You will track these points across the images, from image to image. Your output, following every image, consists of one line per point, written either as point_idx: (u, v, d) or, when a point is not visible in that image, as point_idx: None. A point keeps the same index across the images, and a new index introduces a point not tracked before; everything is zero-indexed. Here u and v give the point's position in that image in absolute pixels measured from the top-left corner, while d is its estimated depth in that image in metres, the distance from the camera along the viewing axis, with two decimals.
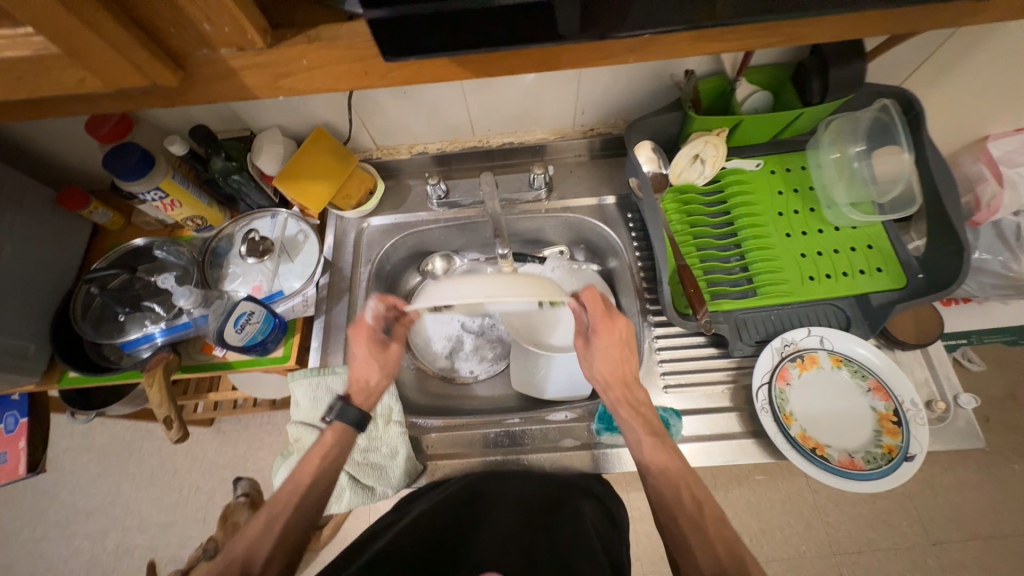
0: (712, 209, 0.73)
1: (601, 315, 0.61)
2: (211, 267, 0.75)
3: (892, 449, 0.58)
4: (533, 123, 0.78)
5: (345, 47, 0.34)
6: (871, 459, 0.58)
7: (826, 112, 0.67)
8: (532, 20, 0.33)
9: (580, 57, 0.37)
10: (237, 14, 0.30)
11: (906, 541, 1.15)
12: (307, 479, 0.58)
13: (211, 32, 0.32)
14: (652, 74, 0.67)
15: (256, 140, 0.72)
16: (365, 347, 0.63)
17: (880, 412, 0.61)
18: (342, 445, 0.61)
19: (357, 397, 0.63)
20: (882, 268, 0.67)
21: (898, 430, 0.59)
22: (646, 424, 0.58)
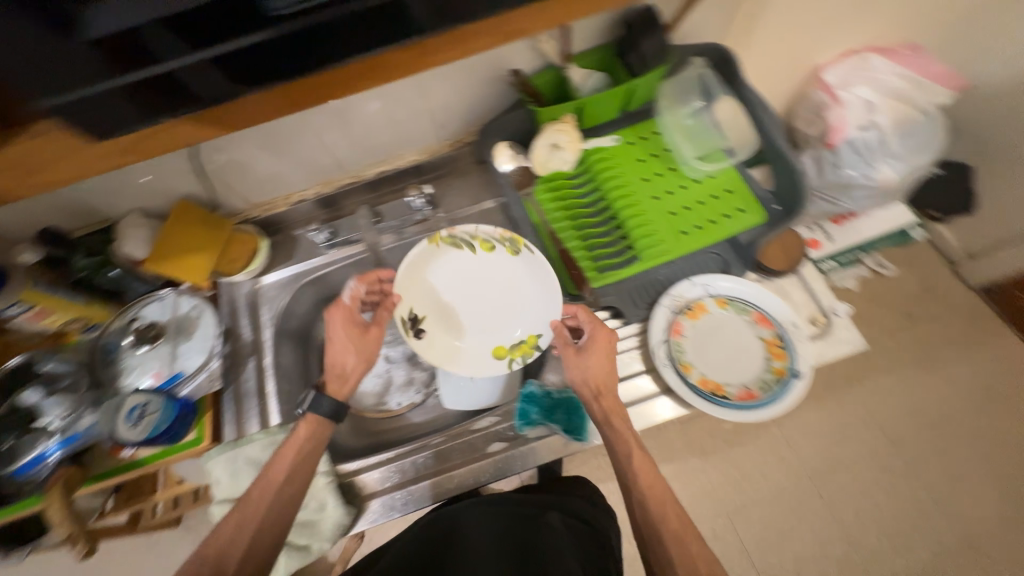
0: (584, 190, 0.76)
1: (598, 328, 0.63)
2: (103, 365, 0.73)
3: (781, 372, 0.65)
4: (400, 148, 0.80)
5: None
6: (766, 385, 0.64)
7: (657, 79, 0.71)
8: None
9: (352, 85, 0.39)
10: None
11: (869, 448, 1.22)
12: (276, 481, 0.57)
13: None
14: (489, 80, 0.70)
15: (117, 228, 0.70)
16: (342, 333, 0.63)
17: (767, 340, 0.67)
18: (316, 437, 0.61)
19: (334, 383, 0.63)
20: (743, 207, 0.72)
21: (784, 353, 0.66)
22: (627, 437, 0.59)
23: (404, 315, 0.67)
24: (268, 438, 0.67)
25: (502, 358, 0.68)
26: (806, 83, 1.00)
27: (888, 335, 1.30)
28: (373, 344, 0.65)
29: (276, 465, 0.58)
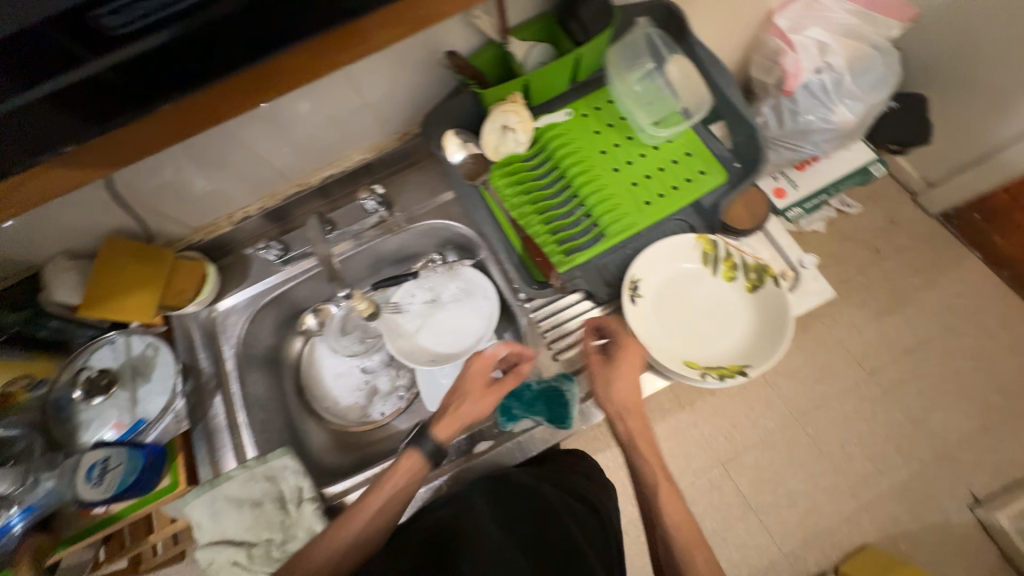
0: (541, 171, 0.73)
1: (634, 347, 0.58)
2: (56, 422, 0.68)
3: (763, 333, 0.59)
4: (344, 147, 0.74)
5: None
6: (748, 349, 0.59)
7: (602, 46, 0.67)
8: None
9: None
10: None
11: (851, 381, 1.22)
12: (377, 508, 0.57)
13: None
14: (424, 64, 0.65)
15: (43, 277, 0.64)
16: (484, 380, 0.63)
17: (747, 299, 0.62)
18: (420, 469, 0.60)
19: (441, 430, 0.61)
20: (705, 169, 0.70)
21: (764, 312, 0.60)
22: (663, 468, 0.57)
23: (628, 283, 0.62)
24: (247, 473, 0.63)
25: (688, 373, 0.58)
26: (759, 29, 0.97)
27: (863, 271, 1.31)
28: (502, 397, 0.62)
29: (441, 427, 0.61)
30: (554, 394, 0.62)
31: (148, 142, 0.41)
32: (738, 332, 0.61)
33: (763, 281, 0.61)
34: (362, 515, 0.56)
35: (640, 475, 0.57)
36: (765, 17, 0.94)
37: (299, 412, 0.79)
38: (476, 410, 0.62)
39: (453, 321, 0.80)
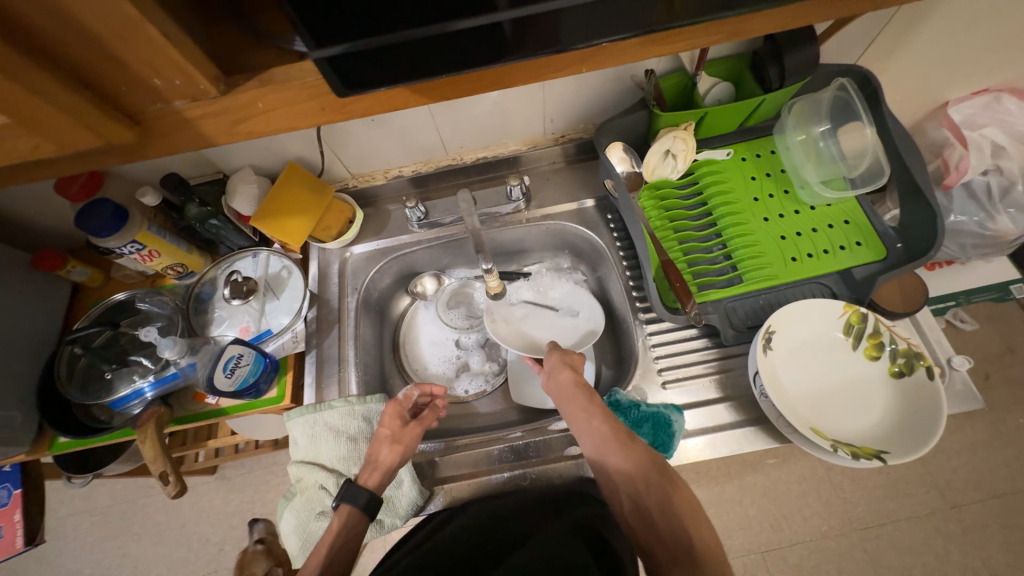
0: (688, 202, 0.73)
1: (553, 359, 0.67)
2: (195, 313, 0.75)
3: (905, 421, 0.57)
4: (505, 135, 0.79)
5: (298, 86, 0.34)
6: (884, 433, 0.57)
7: (787, 96, 0.68)
8: (462, 42, 0.33)
9: (530, 72, 0.37)
10: (184, 64, 0.30)
11: (925, 507, 1.02)
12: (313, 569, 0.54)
13: (163, 86, 0.32)
14: (615, 78, 0.68)
15: (229, 182, 0.72)
16: (392, 427, 0.63)
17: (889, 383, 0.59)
18: (359, 522, 0.58)
19: (363, 474, 0.60)
20: (862, 241, 0.67)
21: (909, 399, 0.57)
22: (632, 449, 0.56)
23: (764, 332, 0.61)
24: (348, 408, 0.67)
25: (818, 440, 0.56)
26: (927, 117, 0.93)
27: None
28: (415, 440, 0.62)
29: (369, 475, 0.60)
30: (664, 422, 0.61)
31: (289, 116, 0.36)
32: (874, 414, 0.58)
33: (915, 368, 0.58)
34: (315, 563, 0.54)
35: (613, 475, 0.56)
36: (939, 107, 0.90)
37: (390, 367, 0.82)
38: (393, 455, 0.61)
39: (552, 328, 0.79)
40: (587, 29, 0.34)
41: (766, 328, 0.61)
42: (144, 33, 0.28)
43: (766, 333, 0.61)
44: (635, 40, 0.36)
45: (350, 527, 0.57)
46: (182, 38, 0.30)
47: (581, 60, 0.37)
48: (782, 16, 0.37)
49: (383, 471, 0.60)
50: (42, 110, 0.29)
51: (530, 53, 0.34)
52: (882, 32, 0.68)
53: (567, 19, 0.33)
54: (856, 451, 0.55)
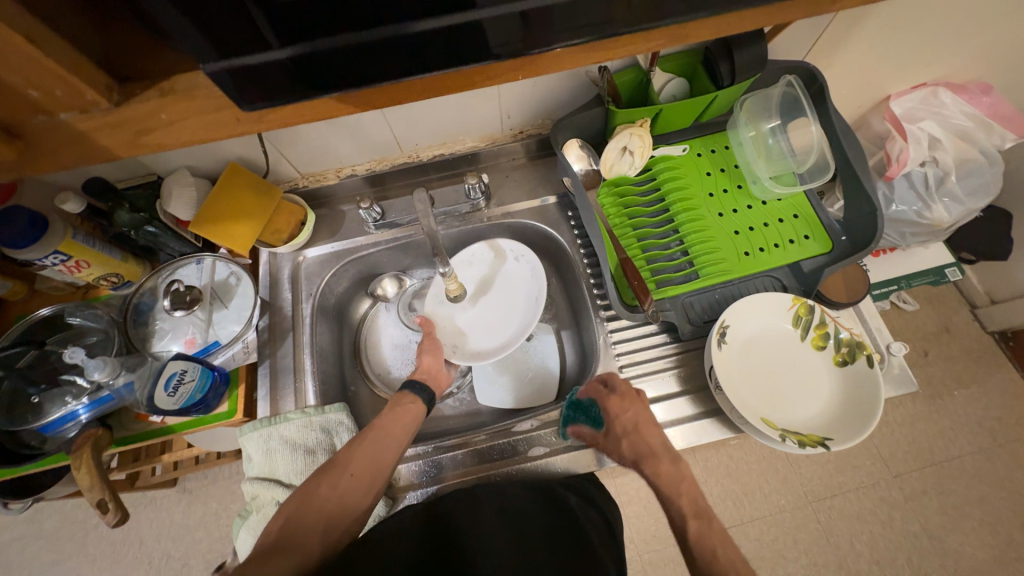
0: (646, 198, 0.73)
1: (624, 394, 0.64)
2: (134, 326, 0.69)
3: (850, 409, 0.59)
4: (462, 132, 0.77)
5: (204, 95, 0.33)
6: (832, 422, 0.59)
7: (738, 92, 0.68)
8: (388, 51, 0.32)
9: (462, 80, 0.36)
10: (61, 71, 0.28)
11: (871, 478, 1.09)
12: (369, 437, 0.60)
13: (42, 97, 0.29)
14: (571, 75, 0.67)
15: (163, 184, 0.66)
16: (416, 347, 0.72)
17: (835, 372, 0.62)
18: (412, 411, 0.64)
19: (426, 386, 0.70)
20: (809, 235, 0.70)
21: (855, 388, 0.60)
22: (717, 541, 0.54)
23: (719, 328, 0.62)
24: (305, 420, 0.65)
25: (771, 431, 0.58)
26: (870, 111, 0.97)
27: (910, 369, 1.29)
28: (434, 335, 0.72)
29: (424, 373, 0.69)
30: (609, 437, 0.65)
31: (197, 129, 0.34)
32: (821, 402, 0.61)
33: (856, 357, 0.61)
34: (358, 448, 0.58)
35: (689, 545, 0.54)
36: (882, 100, 0.94)
37: (350, 372, 0.81)
38: (434, 362, 0.70)
39: (493, 327, 0.76)
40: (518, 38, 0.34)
41: (720, 323, 0.62)
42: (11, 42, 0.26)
43: (721, 328, 0.63)
44: (565, 50, 0.36)
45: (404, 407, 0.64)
46: (56, 44, 0.28)
47: (514, 67, 0.37)
48: (704, 29, 0.38)
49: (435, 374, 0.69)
50: None
51: (462, 63, 0.34)
52: (825, 30, 0.69)
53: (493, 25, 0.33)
54: (806, 440, 0.57)
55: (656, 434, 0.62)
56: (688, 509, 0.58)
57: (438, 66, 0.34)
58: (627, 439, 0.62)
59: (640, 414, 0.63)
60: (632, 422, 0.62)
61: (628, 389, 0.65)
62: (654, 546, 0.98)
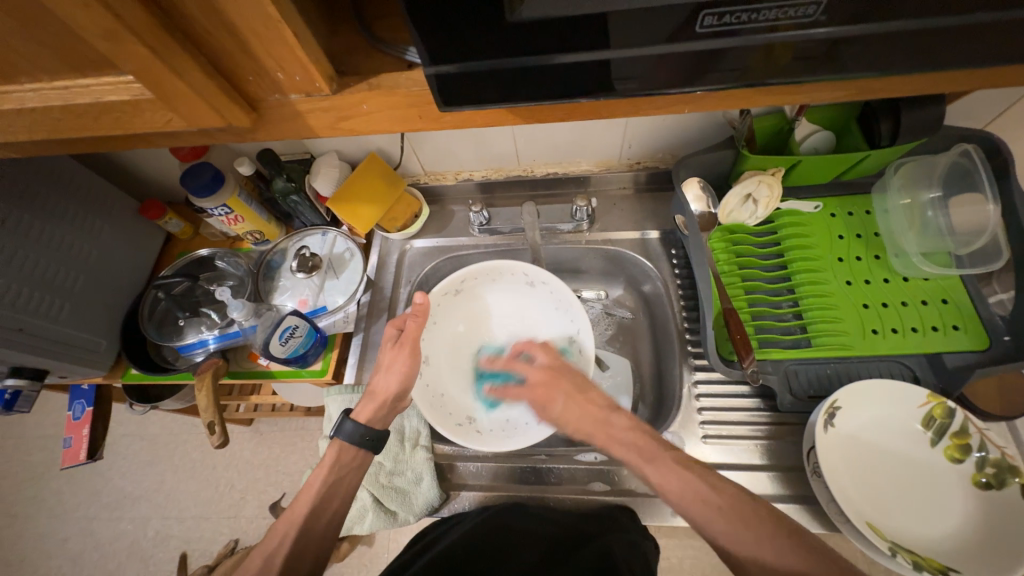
0: (763, 250, 0.69)
1: (548, 366, 0.64)
2: (264, 279, 0.79)
3: (991, 543, 0.49)
4: (578, 155, 0.78)
5: (402, 94, 0.37)
6: (960, 553, 0.50)
7: (899, 154, 0.61)
8: (568, 74, 0.34)
9: (621, 105, 0.38)
10: (308, 64, 0.34)
11: None
12: (302, 514, 0.55)
13: (284, 81, 0.36)
14: (706, 112, 0.66)
15: (315, 163, 0.76)
16: (389, 353, 0.62)
17: (975, 495, 0.52)
18: (356, 458, 0.59)
19: (363, 411, 0.60)
20: (959, 326, 0.60)
21: (1002, 519, 0.50)
22: (717, 497, 0.47)
23: (827, 405, 0.55)
24: None
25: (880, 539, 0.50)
26: None
27: None
28: (413, 360, 0.61)
29: (363, 410, 0.60)
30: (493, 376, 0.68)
31: (389, 121, 0.39)
32: (945, 525, 0.52)
33: (1005, 484, 0.51)
34: (302, 509, 0.55)
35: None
36: None
37: None
38: (391, 387, 0.60)
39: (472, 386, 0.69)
40: (693, 77, 0.34)
41: (829, 401, 0.55)
42: (284, 39, 0.32)
43: (830, 407, 0.55)
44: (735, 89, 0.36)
45: (346, 465, 0.58)
46: (309, 39, 0.34)
47: (671, 99, 0.38)
48: (892, 86, 0.37)
49: (381, 403, 0.60)
50: (182, 93, 0.33)
51: (635, 91, 0.36)
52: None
53: (669, 61, 0.34)
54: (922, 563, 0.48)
55: (592, 401, 0.59)
56: (639, 456, 0.53)
57: (608, 91, 0.36)
58: (563, 421, 0.60)
59: (567, 392, 0.61)
60: (557, 404, 0.61)
61: (540, 374, 0.64)
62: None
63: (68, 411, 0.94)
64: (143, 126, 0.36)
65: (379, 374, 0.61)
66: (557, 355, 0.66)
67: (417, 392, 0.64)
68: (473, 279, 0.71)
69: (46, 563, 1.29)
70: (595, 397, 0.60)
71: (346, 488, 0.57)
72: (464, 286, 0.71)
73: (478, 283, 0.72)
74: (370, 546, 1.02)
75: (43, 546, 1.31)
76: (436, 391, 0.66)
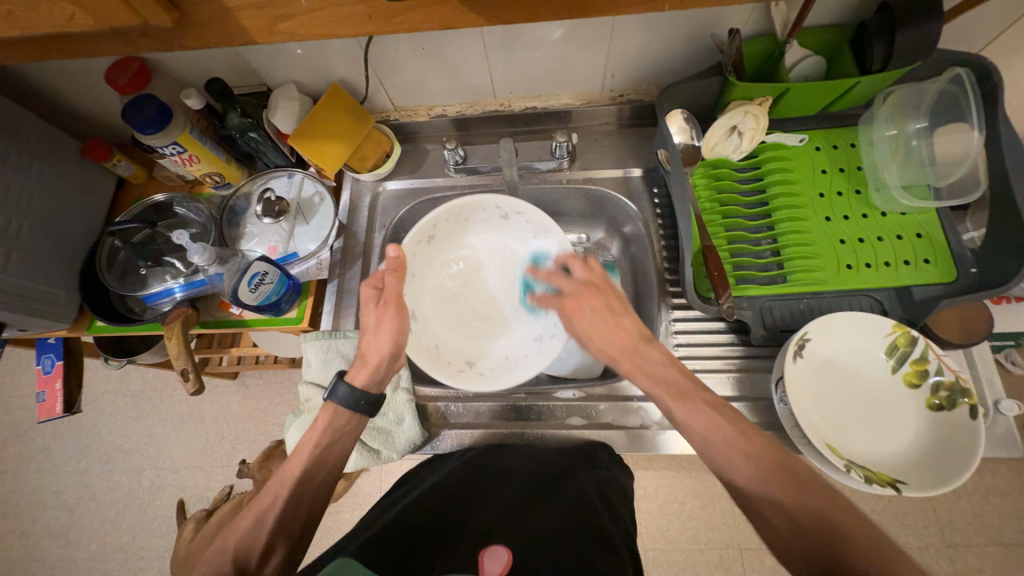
0: (745, 187, 0.67)
1: (592, 280, 0.61)
2: (228, 225, 0.75)
3: (937, 459, 0.53)
4: (559, 86, 0.73)
5: None
6: (909, 469, 0.53)
7: (889, 81, 0.59)
8: None
9: (589, 5, 0.35)
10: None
11: None
12: (293, 476, 0.55)
13: None
14: (693, 34, 0.61)
15: (271, 96, 0.70)
16: (373, 314, 0.60)
17: (927, 417, 0.55)
18: (347, 423, 0.59)
19: (357, 374, 0.59)
20: (930, 259, 0.61)
21: (950, 437, 0.53)
22: (746, 442, 0.46)
23: (797, 338, 0.57)
24: None
25: (836, 458, 0.54)
26: None
27: None
28: (401, 318, 0.59)
29: (357, 375, 0.59)
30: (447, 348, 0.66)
31: (330, 21, 0.35)
32: (898, 444, 0.55)
33: (957, 404, 0.53)
34: (293, 469, 0.55)
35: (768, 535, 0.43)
36: None
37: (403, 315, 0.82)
38: (381, 348, 0.59)
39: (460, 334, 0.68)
40: None
41: (799, 334, 0.57)
42: None
43: (799, 340, 0.57)
44: None
45: (339, 429, 0.58)
46: None
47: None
48: None
49: (373, 367, 0.59)
50: None
51: None
52: (1021, 21, 0.57)
53: None
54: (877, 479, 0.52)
55: (625, 328, 0.57)
56: (667, 392, 0.52)
57: None
58: (586, 334, 0.59)
59: (599, 304, 0.59)
60: (587, 314, 0.59)
61: (587, 281, 0.61)
62: (660, 546, 0.99)
63: (38, 366, 0.91)
64: (41, 24, 0.32)
65: (367, 337, 0.60)
66: (600, 268, 0.62)
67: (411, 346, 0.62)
68: (444, 224, 0.67)
69: (45, 514, 1.31)
70: (626, 323, 0.58)
71: (338, 452, 0.58)
72: (437, 232, 0.67)
73: (452, 227, 0.69)
74: (363, 488, 1.05)
75: (38, 499, 1.33)
76: (429, 343, 0.65)
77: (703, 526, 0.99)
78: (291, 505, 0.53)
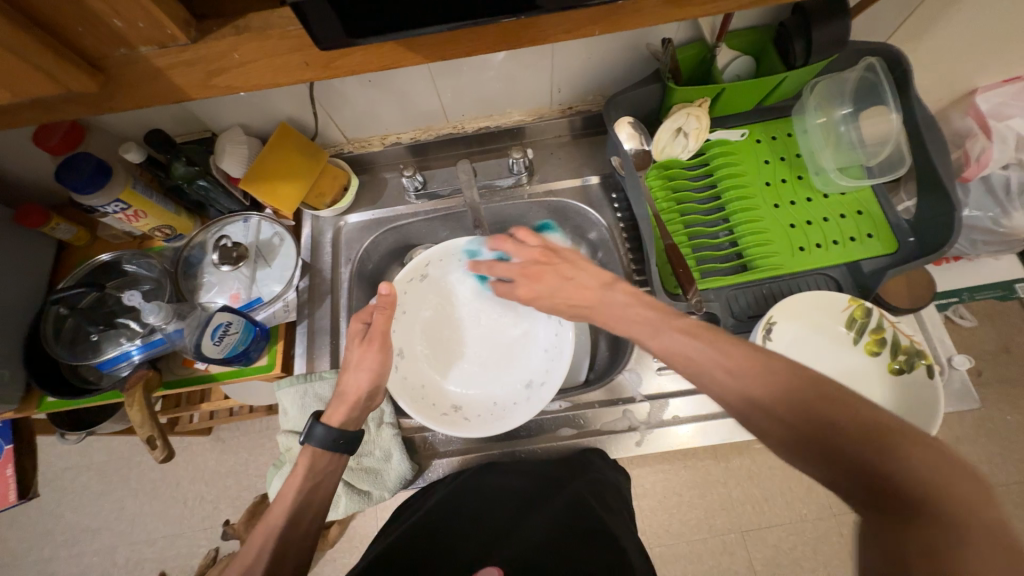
0: (697, 184, 0.70)
1: (539, 252, 0.59)
2: (185, 278, 0.72)
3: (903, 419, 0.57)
4: (509, 104, 0.74)
5: (278, 36, 0.33)
6: None
7: (811, 73, 0.63)
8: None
9: (521, 37, 0.36)
10: (150, 6, 0.29)
11: None
12: (279, 522, 0.52)
13: (126, 30, 0.31)
14: (629, 46, 0.64)
15: (217, 142, 0.68)
16: (355, 352, 0.58)
17: (890, 382, 0.59)
18: (329, 462, 0.57)
19: (334, 413, 0.57)
20: (872, 233, 0.65)
21: (912, 397, 0.57)
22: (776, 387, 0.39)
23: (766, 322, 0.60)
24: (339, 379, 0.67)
25: None
26: (953, 104, 0.86)
27: None
28: (382, 357, 0.58)
29: (334, 413, 0.58)
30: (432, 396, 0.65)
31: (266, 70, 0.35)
32: None
33: (915, 366, 0.58)
34: (276, 516, 0.52)
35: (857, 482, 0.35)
36: (967, 93, 0.84)
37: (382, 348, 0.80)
38: (360, 386, 0.58)
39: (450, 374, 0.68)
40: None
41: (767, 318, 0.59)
42: None
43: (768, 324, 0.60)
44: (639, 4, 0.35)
45: (322, 471, 0.56)
46: None
47: (569, 22, 0.36)
48: None
49: (353, 403, 0.58)
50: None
51: (528, 13, 0.33)
52: (917, 11, 0.63)
53: None
54: None
55: (584, 284, 0.55)
56: (643, 331, 0.49)
57: (505, 14, 0.33)
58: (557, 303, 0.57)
59: (554, 273, 0.57)
60: (546, 288, 0.57)
61: (531, 256, 0.59)
62: (665, 541, 1.00)
63: None
64: None
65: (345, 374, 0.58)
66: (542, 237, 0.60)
67: (394, 387, 0.63)
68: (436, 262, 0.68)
69: None
70: (587, 278, 0.56)
71: (323, 491, 0.56)
72: (429, 271, 0.69)
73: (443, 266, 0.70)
74: (359, 529, 1.01)
75: None
76: (415, 382, 0.66)
77: (704, 515, 1.00)
78: (278, 555, 0.49)
